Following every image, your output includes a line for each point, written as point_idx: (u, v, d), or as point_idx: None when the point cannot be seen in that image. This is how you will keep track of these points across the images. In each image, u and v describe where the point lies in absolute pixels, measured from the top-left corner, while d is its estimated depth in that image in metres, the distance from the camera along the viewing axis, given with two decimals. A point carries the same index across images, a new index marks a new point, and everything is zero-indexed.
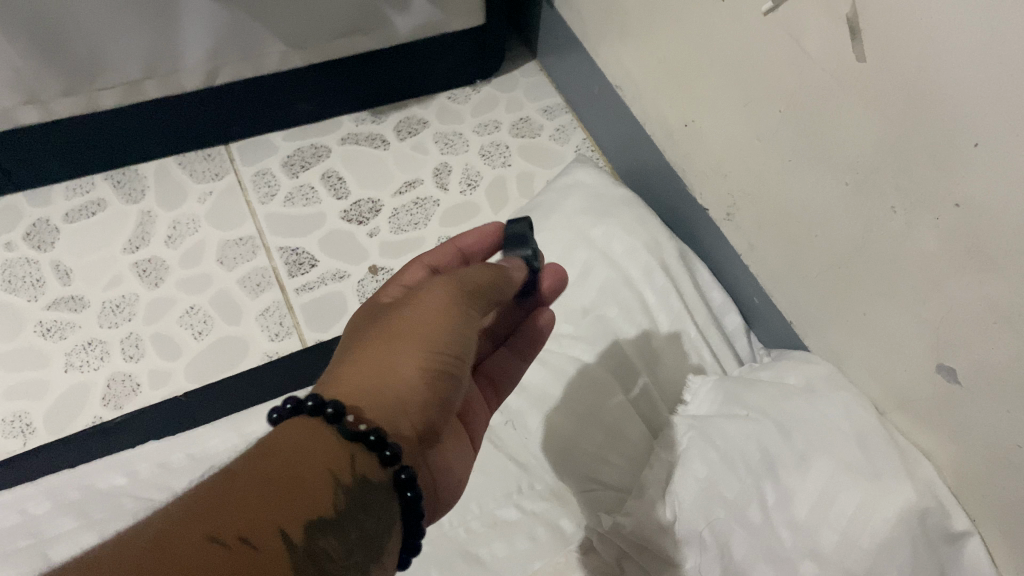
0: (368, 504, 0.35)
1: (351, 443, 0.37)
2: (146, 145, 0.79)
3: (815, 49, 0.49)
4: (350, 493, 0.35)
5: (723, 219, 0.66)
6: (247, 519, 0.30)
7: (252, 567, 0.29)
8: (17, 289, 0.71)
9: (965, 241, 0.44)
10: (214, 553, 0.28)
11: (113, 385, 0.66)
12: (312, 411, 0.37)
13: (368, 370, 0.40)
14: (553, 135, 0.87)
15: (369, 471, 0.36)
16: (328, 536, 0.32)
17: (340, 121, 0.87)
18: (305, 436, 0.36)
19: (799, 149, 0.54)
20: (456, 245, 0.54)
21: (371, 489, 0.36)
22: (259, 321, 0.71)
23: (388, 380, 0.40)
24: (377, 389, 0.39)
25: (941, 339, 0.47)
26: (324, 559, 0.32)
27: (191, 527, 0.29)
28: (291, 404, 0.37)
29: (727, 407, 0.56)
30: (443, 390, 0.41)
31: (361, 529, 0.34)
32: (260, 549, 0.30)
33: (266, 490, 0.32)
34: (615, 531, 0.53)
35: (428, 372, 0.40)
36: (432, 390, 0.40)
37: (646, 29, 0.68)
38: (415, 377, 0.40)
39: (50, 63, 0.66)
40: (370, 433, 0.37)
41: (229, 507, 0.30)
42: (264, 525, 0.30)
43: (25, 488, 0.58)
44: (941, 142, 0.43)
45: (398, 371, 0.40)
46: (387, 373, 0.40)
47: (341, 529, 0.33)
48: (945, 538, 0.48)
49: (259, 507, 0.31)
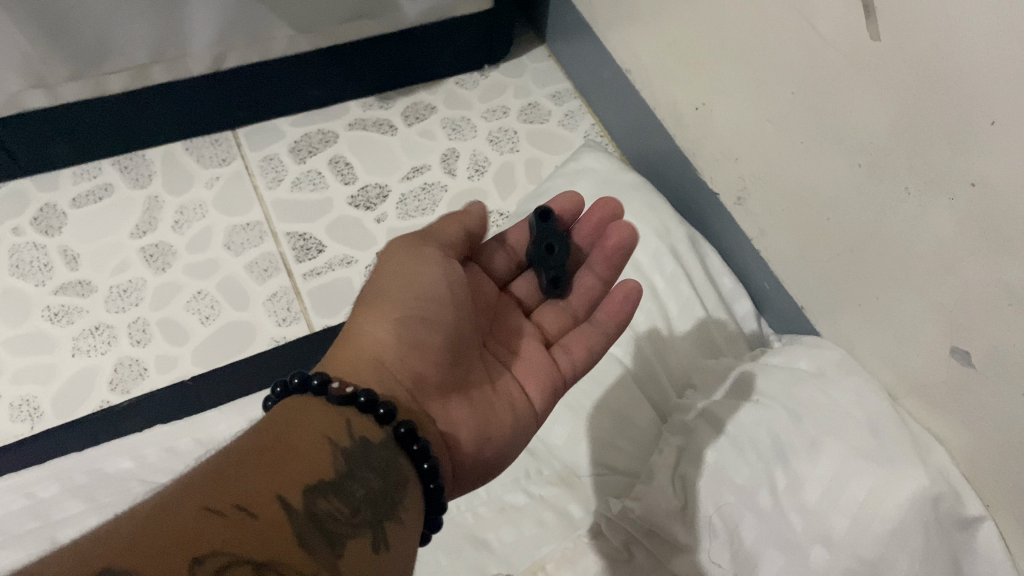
0: (370, 463, 0.36)
1: (343, 407, 0.38)
2: (154, 130, 0.78)
3: (828, 28, 0.49)
4: (348, 455, 0.35)
5: (734, 204, 0.66)
6: (243, 490, 0.31)
7: (251, 535, 0.29)
8: (25, 274, 0.71)
9: (980, 223, 0.43)
10: (209, 521, 0.29)
11: (121, 369, 0.66)
12: (299, 388, 0.38)
13: (347, 337, 0.43)
14: (561, 121, 0.86)
15: (367, 432, 0.37)
16: (329, 498, 0.33)
17: (347, 106, 0.86)
18: (299, 407, 0.37)
19: (810, 130, 0.54)
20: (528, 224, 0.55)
21: (371, 448, 0.37)
22: (267, 306, 0.71)
23: (362, 342, 0.42)
24: (353, 351, 0.42)
25: (955, 323, 0.47)
26: (327, 520, 0.32)
27: (187, 499, 0.29)
28: (280, 387, 0.39)
29: (738, 391, 0.55)
30: (418, 334, 0.42)
31: (365, 488, 0.35)
32: (258, 515, 0.30)
33: (259, 460, 0.32)
34: (624, 516, 0.52)
35: (396, 325, 0.42)
36: (407, 340, 0.42)
37: (656, 13, 0.67)
38: (387, 331, 0.42)
39: (57, 48, 0.65)
40: (359, 395, 0.38)
41: (223, 479, 0.31)
42: (258, 492, 0.31)
43: (33, 472, 0.58)
44: (956, 123, 0.42)
45: (370, 331, 0.42)
46: (361, 335, 0.42)
47: (342, 491, 0.34)
48: (958, 524, 0.48)
49: (254, 477, 0.31)
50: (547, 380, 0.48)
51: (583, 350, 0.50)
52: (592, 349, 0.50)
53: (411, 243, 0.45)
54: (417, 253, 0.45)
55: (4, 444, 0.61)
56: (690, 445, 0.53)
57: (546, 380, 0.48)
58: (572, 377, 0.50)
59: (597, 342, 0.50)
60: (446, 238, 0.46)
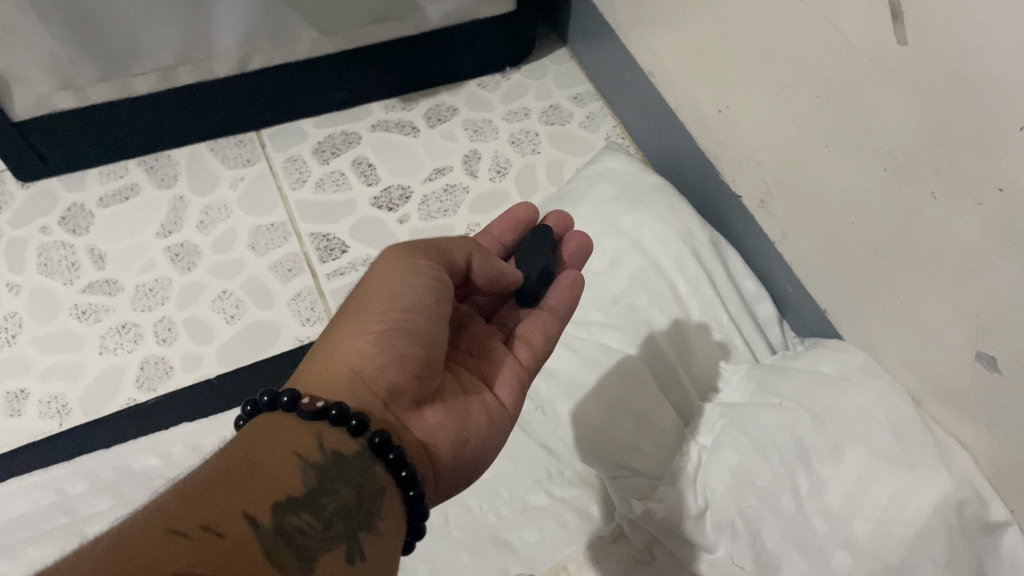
0: (342, 476, 0.36)
1: (315, 422, 0.38)
2: (179, 131, 0.79)
3: (855, 32, 0.49)
4: (320, 468, 0.36)
5: (757, 207, 0.66)
6: (209, 510, 0.31)
7: (218, 553, 0.29)
8: (53, 273, 0.72)
9: (1007, 229, 0.43)
10: (176, 543, 0.29)
11: (147, 367, 0.67)
12: (268, 406, 0.38)
13: (322, 355, 0.42)
14: (582, 122, 0.87)
15: (339, 445, 0.38)
16: (300, 512, 0.33)
17: (370, 108, 0.87)
18: (269, 424, 0.37)
19: (836, 134, 0.53)
20: (490, 233, 0.57)
21: (344, 461, 0.37)
22: (290, 306, 0.71)
23: (339, 355, 0.41)
24: (331, 368, 0.41)
25: (980, 327, 0.47)
26: (298, 535, 0.32)
27: (153, 523, 0.30)
28: (250, 406, 0.39)
29: (759, 395, 0.56)
30: (400, 344, 0.42)
31: (337, 502, 0.35)
32: (225, 534, 0.30)
33: (226, 477, 0.33)
34: (647, 517, 0.52)
35: (379, 335, 0.42)
36: (387, 350, 0.41)
37: (680, 16, 0.67)
38: (368, 343, 0.41)
39: (85, 50, 0.66)
40: (330, 408, 0.38)
41: (187, 499, 0.31)
42: (226, 511, 0.31)
43: (61, 468, 0.59)
44: (985, 127, 0.42)
45: (352, 343, 0.42)
46: (340, 349, 0.42)
47: (314, 505, 0.34)
48: (982, 529, 0.47)
49: (222, 496, 0.32)
50: (515, 380, 0.49)
51: (540, 332, 0.51)
52: (548, 332, 0.51)
53: (400, 258, 0.45)
54: (403, 267, 0.44)
55: (34, 440, 0.62)
56: (714, 448, 0.53)
57: (513, 379, 0.49)
58: (536, 362, 0.50)
59: (551, 324, 0.51)
60: (435, 255, 0.46)
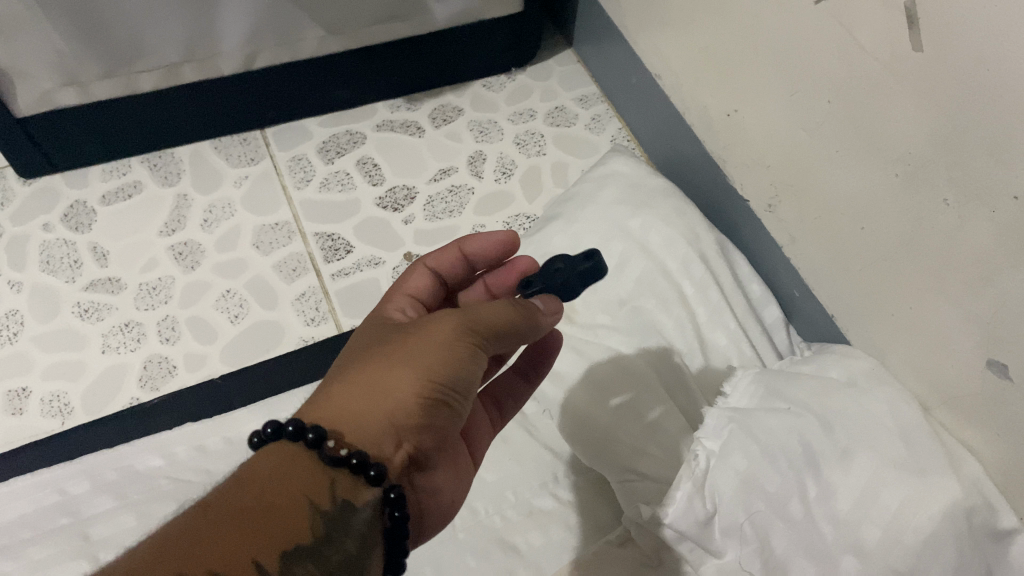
0: (349, 527, 0.37)
1: (335, 467, 0.38)
2: (183, 129, 0.79)
3: (868, 37, 0.49)
4: (329, 517, 0.36)
5: (765, 211, 0.66)
6: (221, 554, 0.32)
7: None
8: (55, 271, 0.71)
9: (1020, 236, 0.43)
10: None
11: (150, 367, 0.66)
12: (292, 437, 0.38)
13: (361, 390, 0.41)
14: (587, 125, 0.86)
15: (351, 493, 0.38)
16: (305, 564, 0.35)
17: (375, 107, 0.86)
18: (286, 459, 0.37)
19: (847, 141, 0.53)
20: (463, 252, 0.53)
21: (353, 510, 0.37)
22: (295, 307, 0.71)
23: (379, 399, 0.41)
24: (366, 413, 0.41)
25: (992, 335, 0.47)
26: None
27: (165, 562, 0.31)
28: (271, 428, 0.39)
29: (769, 400, 0.54)
30: (434, 417, 0.42)
31: (340, 554, 0.36)
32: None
33: (241, 517, 0.34)
34: (654, 521, 0.50)
35: (425, 403, 0.41)
36: (424, 415, 0.42)
37: (689, 19, 0.67)
38: (408, 404, 0.41)
39: (88, 46, 0.66)
40: (352, 457, 0.38)
41: (202, 538, 0.33)
42: (236, 554, 0.32)
43: (63, 468, 0.58)
44: (998, 139, 0.42)
45: (397, 395, 0.41)
46: (382, 393, 0.41)
47: (318, 557, 0.35)
48: (990, 535, 0.48)
49: (234, 538, 0.33)
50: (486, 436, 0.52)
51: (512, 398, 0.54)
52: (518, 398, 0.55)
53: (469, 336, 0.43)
54: (469, 346, 0.43)
55: (36, 440, 0.62)
56: (721, 451, 0.51)
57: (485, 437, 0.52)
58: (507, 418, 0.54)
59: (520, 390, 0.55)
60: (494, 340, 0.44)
